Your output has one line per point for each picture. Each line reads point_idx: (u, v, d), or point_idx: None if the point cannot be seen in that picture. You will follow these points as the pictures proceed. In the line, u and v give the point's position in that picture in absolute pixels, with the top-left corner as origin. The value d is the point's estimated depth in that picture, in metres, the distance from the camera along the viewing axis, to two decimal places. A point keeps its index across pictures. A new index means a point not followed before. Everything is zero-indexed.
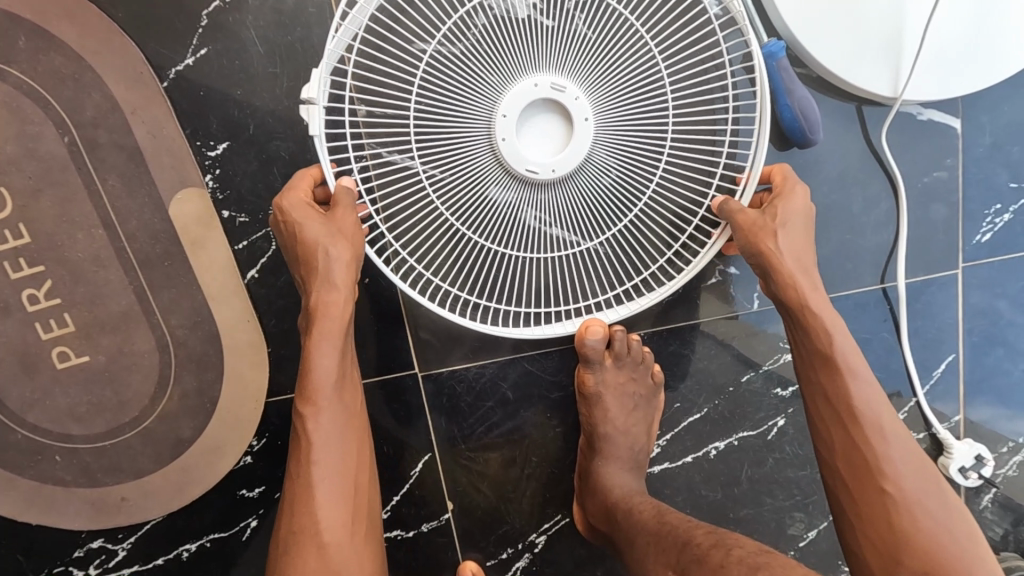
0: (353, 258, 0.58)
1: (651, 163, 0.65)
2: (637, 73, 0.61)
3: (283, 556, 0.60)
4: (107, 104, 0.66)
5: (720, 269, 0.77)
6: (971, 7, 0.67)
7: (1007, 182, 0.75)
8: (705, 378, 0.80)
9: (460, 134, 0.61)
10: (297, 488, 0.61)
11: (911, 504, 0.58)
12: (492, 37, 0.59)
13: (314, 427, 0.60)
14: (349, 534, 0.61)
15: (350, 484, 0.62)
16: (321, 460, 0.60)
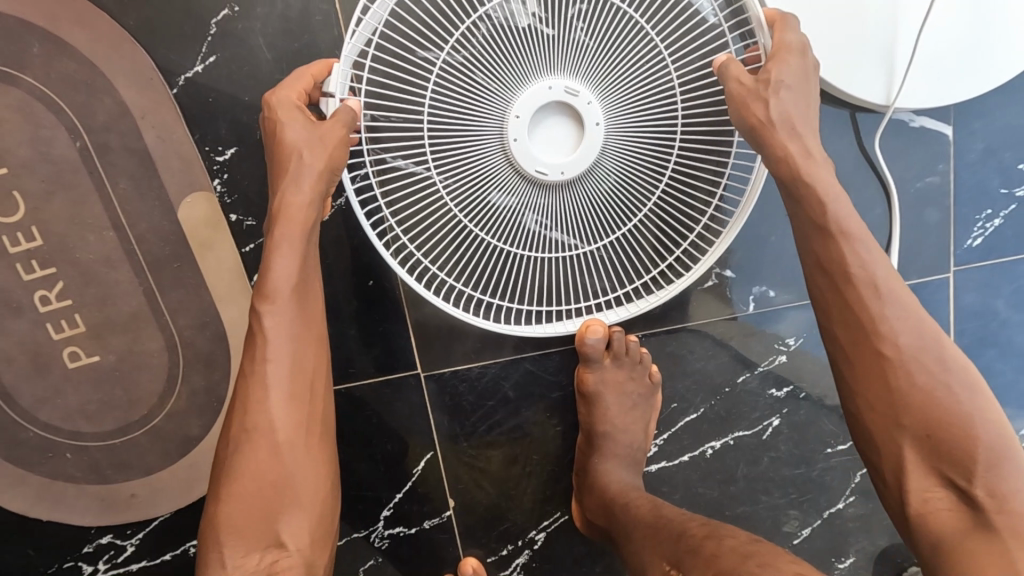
0: (329, 164, 0.55)
1: (656, 169, 0.67)
2: (648, 79, 0.63)
3: (227, 465, 0.57)
4: (118, 110, 0.68)
5: (717, 272, 0.79)
6: (961, 16, 0.68)
7: (998, 187, 0.77)
8: (702, 378, 0.81)
9: (472, 135, 0.63)
10: (245, 394, 0.57)
11: (909, 363, 0.55)
12: (509, 43, 0.61)
13: (267, 330, 0.56)
14: (301, 449, 0.58)
15: (304, 398, 0.58)
16: (270, 370, 0.56)
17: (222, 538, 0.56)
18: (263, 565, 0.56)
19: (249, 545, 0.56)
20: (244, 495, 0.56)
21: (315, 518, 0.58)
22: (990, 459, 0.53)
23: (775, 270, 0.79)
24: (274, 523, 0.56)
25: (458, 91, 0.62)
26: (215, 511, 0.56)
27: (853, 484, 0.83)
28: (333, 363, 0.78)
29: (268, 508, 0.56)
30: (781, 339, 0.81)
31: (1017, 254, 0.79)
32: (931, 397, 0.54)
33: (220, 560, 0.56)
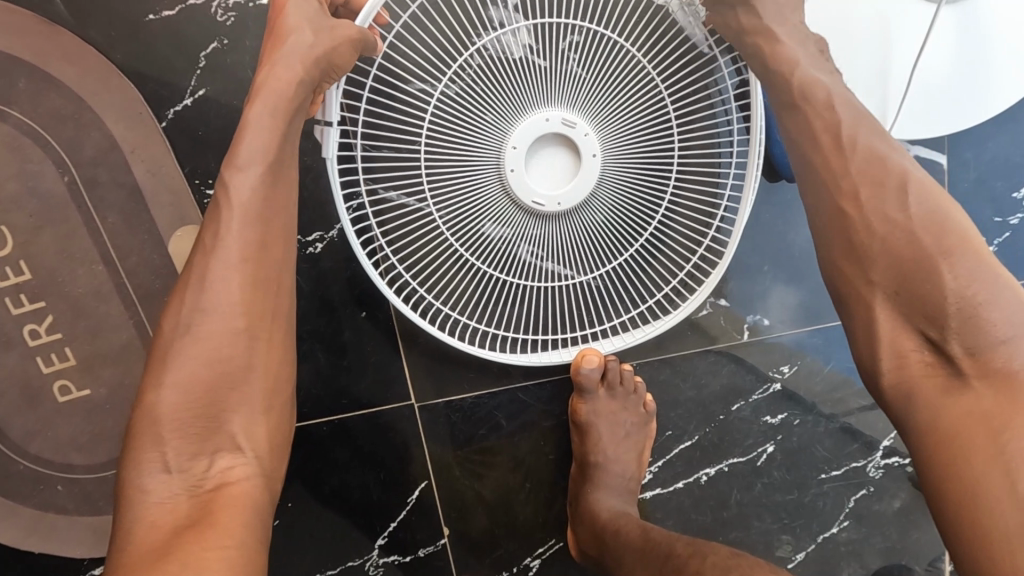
0: (320, 49, 0.50)
1: (653, 200, 0.66)
2: (646, 112, 0.63)
3: (173, 354, 0.47)
4: (107, 144, 0.67)
5: (711, 301, 0.79)
6: (955, 49, 0.68)
7: (992, 216, 0.77)
8: (696, 407, 0.81)
9: (468, 166, 0.63)
10: (201, 274, 0.48)
11: (871, 219, 0.50)
12: (508, 74, 0.61)
13: (231, 199, 0.48)
14: (263, 345, 0.49)
15: (272, 285, 0.50)
16: (239, 248, 0.48)
17: (161, 437, 0.46)
18: (210, 473, 0.47)
19: (195, 449, 0.46)
20: (192, 388, 0.46)
21: (271, 422, 0.50)
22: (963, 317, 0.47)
23: (768, 300, 0.80)
24: (224, 422, 0.48)
25: (456, 120, 0.61)
26: (152, 409, 0.46)
27: (846, 508, 0.83)
28: (327, 394, 0.78)
29: (218, 405, 0.47)
30: (774, 367, 0.81)
31: None
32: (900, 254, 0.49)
33: (156, 468, 0.45)
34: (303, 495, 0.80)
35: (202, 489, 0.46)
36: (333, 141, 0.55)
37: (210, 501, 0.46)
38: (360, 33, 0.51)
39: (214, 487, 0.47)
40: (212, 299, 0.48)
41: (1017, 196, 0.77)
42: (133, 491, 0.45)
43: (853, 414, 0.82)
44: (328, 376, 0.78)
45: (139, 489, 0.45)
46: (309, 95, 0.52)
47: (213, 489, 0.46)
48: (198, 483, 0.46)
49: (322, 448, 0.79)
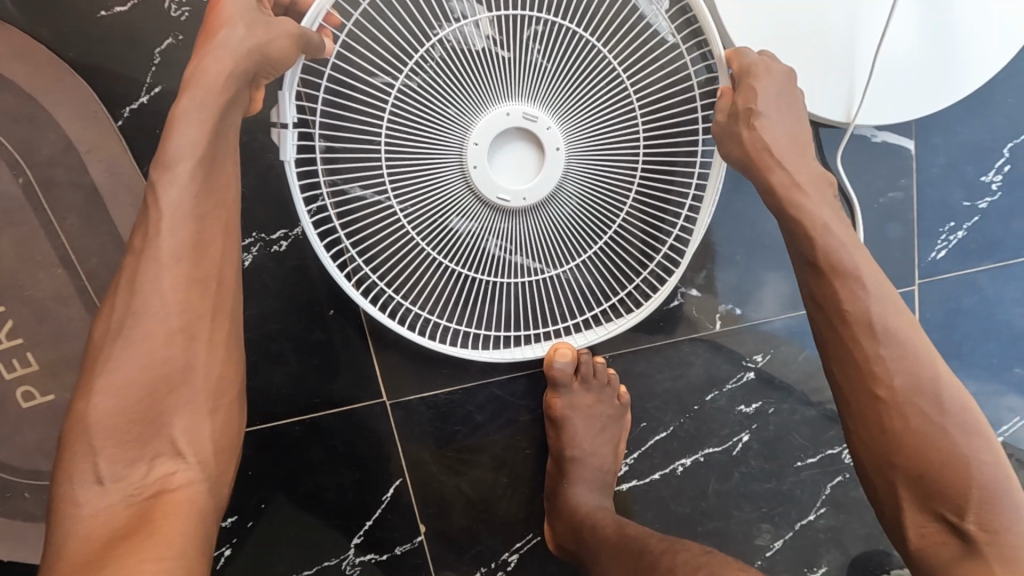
0: (254, 47, 0.49)
1: (621, 192, 0.65)
2: (610, 104, 0.62)
3: (105, 359, 0.46)
4: (62, 144, 0.66)
5: (682, 291, 0.79)
6: (919, 33, 0.68)
7: (961, 200, 0.77)
8: (670, 398, 0.81)
9: (430, 162, 0.62)
10: (135, 274, 0.47)
11: (895, 381, 0.53)
12: (468, 67, 0.59)
13: (162, 197, 0.47)
14: (202, 345, 0.49)
15: (210, 282, 0.49)
16: (171, 247, 0.47)
17: (94, 446, 0.45)
18: (148, 481, 0.46)
19: (131, 458, 0.46)
20: (127, 393, 0.46)
21: (215, 424, 0.49)
22: (987, 499, 0.51)
23: (740, 288, 0.79)
24: (163, 427, 0.47)
25: (415, 116, 0.60)
26: (83, 416, 0.45)
27: (823, 495, 0.83)
28: (297, 394, 0.77)
29: (156, 409, 0.47)
30: (748, 356, 0.81)
31: (981, 265, 0.79)
32: (931, 431, 0.52)
33: (89, 479, 0.45)
34: (277, 496, 0.79)
35: (140, 498, 0.46)
36: (290, 143, 0.55)
37: (149, 509, 0.45)
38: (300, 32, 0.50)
39: (153, 494, 0.46)
40: (146, 300, 0.47)
41: (985, 179, 0.77)
42: (67, 503, 0.45)
43: (828, 401, 0.82)
44: (297, 375, 0.77)
45: (72, 501, 0.44)
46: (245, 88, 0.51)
47: (153, 496, 0.46)
48: (136, 491, 0.46)
49: (295, 448, 0.78)
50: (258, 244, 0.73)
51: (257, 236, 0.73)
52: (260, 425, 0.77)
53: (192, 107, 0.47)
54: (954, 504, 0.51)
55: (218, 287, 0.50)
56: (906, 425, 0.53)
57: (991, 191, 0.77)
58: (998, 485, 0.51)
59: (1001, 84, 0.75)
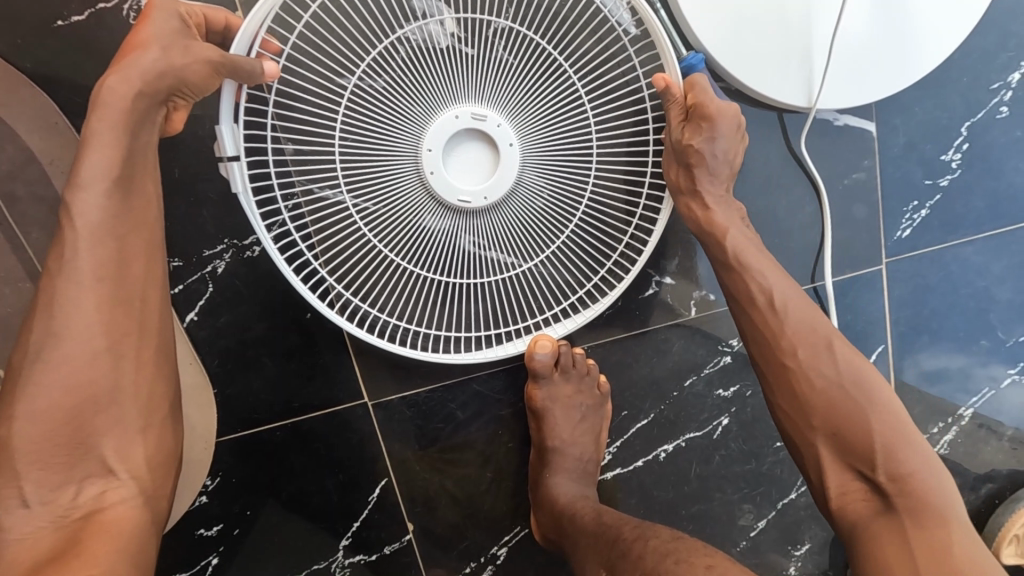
0: (174, 65, 0.49)
1: (578, 185, 0.70)
2: (557, 100, 0.66)
3: (27, 382, 0.47)
4: (23, 157, 0.65)
5: (656, 280, 0.80)
6: (875, 17, 0.69)
7: (923, 179, 0.79)
8: (650, 385, 0.82)
9: (388, 167, 0.65)
10: (52, 296, 0.48)
11: (808, 372, 0.62)
12: (416, 73, 0.64)
13: (78, 221, 0.48)
14: (129, 362, 0.50)
15: (132, 304, 0.51)
16: (91, 270, 0.48)
17: (18, 471, 0.46)
18: (80, 502, 0.49)
19: (58, 480, 0.48)
20: (50, 414, 0.47)
21: (147, 441, 0.52)
22: (890, 455, 0.58)
23: (713, 275, 0.81)
24: (91, 447, 0.49)
25: (371, 125, 0.64)
26: (5, 440, 0.46)
27: (803, 474, 0.85)
28: (277, 398, 0.77)
29: (81, 430, 0.48)
30: (724, 340, 0.82)
31: (945, 242, 0.81)
32: (836, 401, 0.61)
33: (16, 502, 0.46)
34: (263, 502, 0.79)
35: (72, 519, 0.48)
36: (241, 174, 0.57)
37: (80, 529, 0.48)
38: (227, 59, 0.50)
39: (83, 515, 0.49)
40: (71, 320, 0.48)
41: (945, 158, 0.79)
42: None
43: None
44: (276, 379, 0.77)
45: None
46: (159, 108, 0.51)
47: (84, 517, 0.49)
48: (65, 514, 0.48)
49: (279, 453, 0.78)
50: (230, 250, 0.73)
51: (230, 243, 0.73)
52: (242, 432, 0.77)
53: (107, 127, 0.47)
54: (863, 460, 0.59)
55: (140, 307, 0.51)
56: (817, 393, 0.61)
57: (952, 169, 0.79)
58: (895, 436, 0.59)
59: (956, 64, 0.77)
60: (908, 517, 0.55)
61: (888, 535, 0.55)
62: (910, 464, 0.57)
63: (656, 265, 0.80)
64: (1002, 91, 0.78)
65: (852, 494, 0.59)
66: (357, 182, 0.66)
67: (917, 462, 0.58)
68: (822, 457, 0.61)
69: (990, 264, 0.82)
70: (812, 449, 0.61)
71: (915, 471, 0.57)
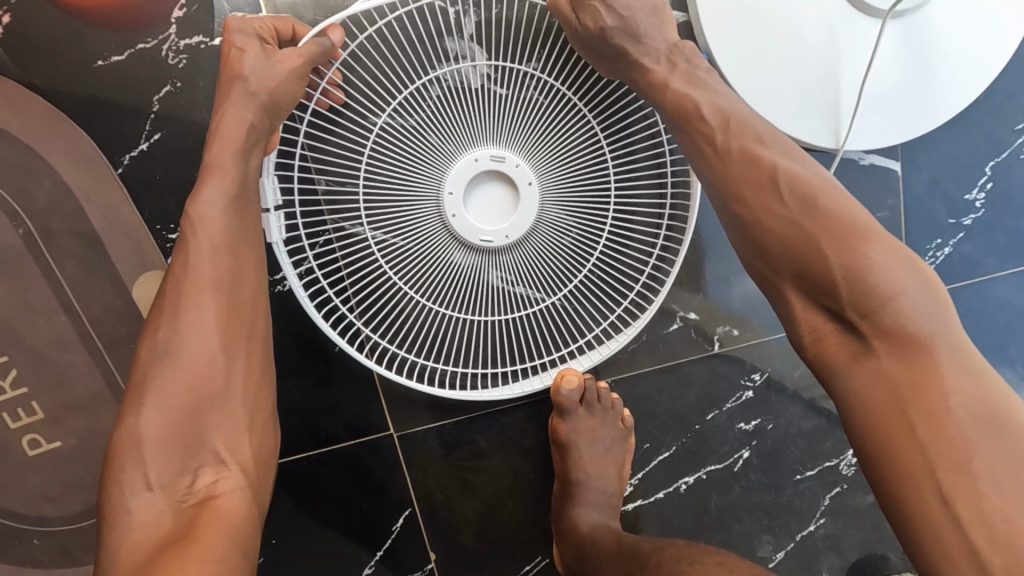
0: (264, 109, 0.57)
1: (598, 221, 0.70)
2: (574, 139, 0.67)
3: (155, 380, 0.51)
4: (61, 193, 0.66)
5: (681, 316, 0.81)
6: (906, 58, 0.69)
7: (946, 218, 0.80)
8: (673, 417, 0.83)
9: (411, 208, 0.67)
10: (178, 300, 0.53)
11: (760, 213, 0.55)
12: (438, 117, 0.65)
13: (203, 228, 0.55)
14: (240, 363, 0.54)
15: (244, 309, 0.56)
16: (212, 275, 0.54)
17: (143, 458, 0.49)
18: (195, 489, 0.50)
19: (178, 468, 0.50)
20: (171, 407, 0.50)
21: (253, 435, 0.54)
22: (859, 282, 0.50)
23: (736, 311, 0.81)
24: (205, 439, 0.51)
25: (393, 167, 0.66)
26: (134, 431, 0.49)
27: (822, 506, 0.85)
28: (305, 428, 0.78)
29: (195, 422, 0.51)
30: (746, 375, 0.83)
31: (966, 279, 0.81)
32: (797, 243, 0.52)
33: (140, 486, 0.49)
34: (287, 531, 0.80)
35: (189, 504, 0.50)
36: (276, 224, 0.61)
37: (194, 515, 0.49)
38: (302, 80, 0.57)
39: (200, 501, 0.50)
40: (189, 320, 0.53)
41: (969, 197, 0.79)
42: (120, 512, 0.48)
43: (825, 415, 0.84)
44: (303, 410, 0.78)
45: (124, 507, 0.48)
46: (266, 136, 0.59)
47: (199, 503, 0.50)
48: (182, 498, 0.49)
49: (305, 482, 0.79)
50: None
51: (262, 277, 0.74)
52: None
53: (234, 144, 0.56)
54: (829, 293, 0.51)
55: (251, 312, 0.56)
56: (772, 239, 0.54)
57: (975, 208, 0.80)
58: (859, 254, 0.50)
59: (981, 105, 0.77)
60: (890, 351, 0.49)
61: (873, 377, 0.49)
62: (886, 276, 0.49)
63: (680, 300, 0.81)
64: None
65: (826, 331, 0.52)
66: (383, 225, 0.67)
67: (895, 276, 0.50)
68: (792, 305, 0.54)
69: (1011, 301, 0.82)
70: (793, 313, 0.54)
71: (893, 287, 0.49)
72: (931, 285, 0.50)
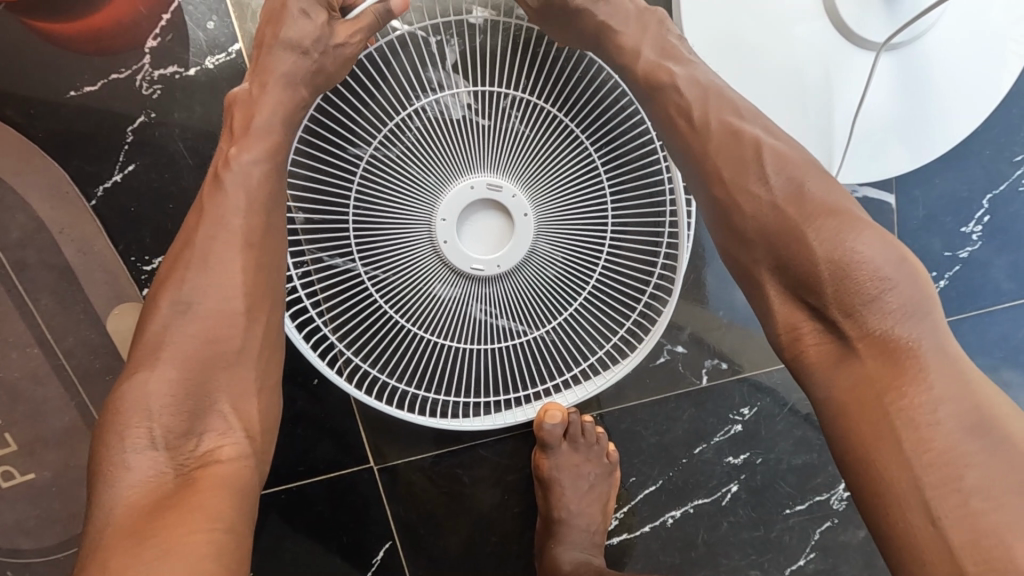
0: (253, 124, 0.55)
1: (592, 253, 0.68)
2: (574, 168, 0.65)
3: (172, 328, 0.49)
4: (34, 226, 0.65)
5: (668, 348, 0.79)
6: (904, 90, 0.67)
7: (942, 251, 0.78)
8: (658, 452, 0.81)
9: (400, 235, 0.65)
10: (204, 247, 0.52)
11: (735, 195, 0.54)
12: (435, 142, 0.63)
13: (233, 171, 0.54)
14: (260, 326, 0.52)
15: (271, 269, 0.54)
16: (240, 230, 0.52)
17: (150, 411, 0.47)
18: (196, 453, 0.48)
19: (184, 429, 0.48)
20: (184, 366, 0.49)
21: (263, 403, 0.52)
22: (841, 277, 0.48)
23: (725, 344, 0.80)
24: (214, 400, 0.50)
25: (384, 193, 0.64)
26: (142, 385, 0.48)
27: (812, 541, 0.83)
28: (284, 460, 0.77)
29: (205, 383, 0.49)
30: (734, 409, 0.81)
31: (962, 313, 0.80)
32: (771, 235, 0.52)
33: (143, 443, 0.47)
34: (265, 562, 0.79)
35: (187, 469, 0.48)
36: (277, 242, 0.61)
37: (195, 478, 0.47)
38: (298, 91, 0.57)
39: (202, 464, 0.48)
40: (206, 270, 0.51)
41: (965, 230, 0.77)
42: (118, 468, 0.46)
43: (814, 451, 0.82)
44: (282, 441, 0.76)
45: (123, 465, 0.46)
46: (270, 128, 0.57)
47: (200, 467, 0.48)
48: (184, 462, 0.48)
49: (283, 513, 0.78)
50: None
51: None
52: None
53: (274, 89, 0.56)
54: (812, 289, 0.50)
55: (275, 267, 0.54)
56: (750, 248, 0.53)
57: (972, 241, 0.78)
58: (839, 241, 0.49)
59: (977, 137, 0.75)
60: (882, 362, 0.47)
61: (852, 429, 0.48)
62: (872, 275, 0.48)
63: (668, 333, 0.79)
64: None
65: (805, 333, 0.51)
66: (369, 252, 0.66)
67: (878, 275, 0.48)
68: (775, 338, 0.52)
69: (1007, 336, 0.80)
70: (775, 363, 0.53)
71: (880, 286, 0.48)
72: (924, 288, 0.48)
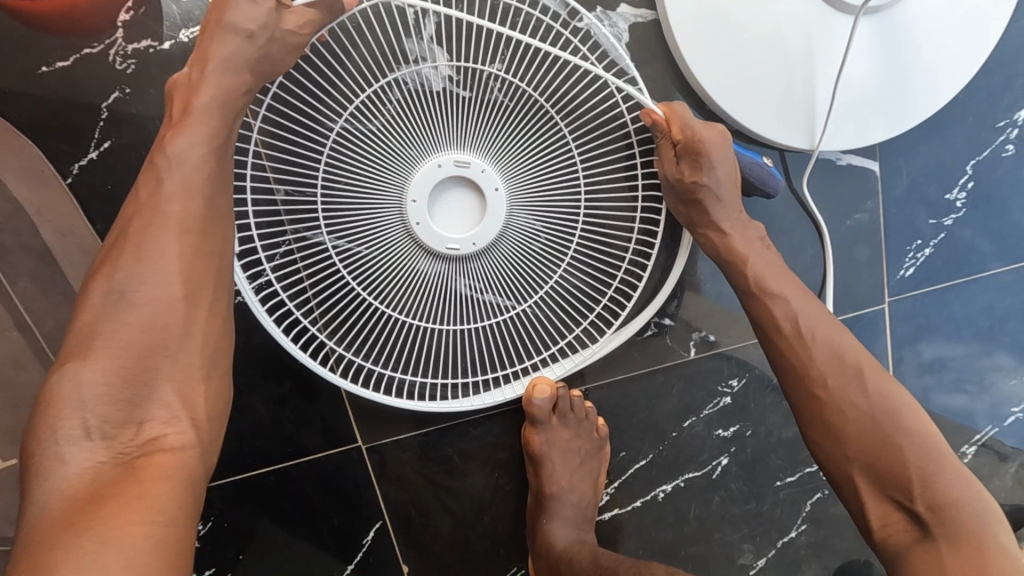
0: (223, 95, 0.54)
1: (567, 226, 0.68)
2: (543, 141, 0.65)
3: (111, 316, 0.48)
4: (8, 207, 0.63)
5: (655, 321, 0.79)
6: (885, 56, 0.67)
7: (927, 219, 0.78)
8: (648, 427, 0.81)
9: (372, 215, 0.64)
10: (141, 235, 0.51)
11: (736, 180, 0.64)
12: (399, 120, 0.62)
13: (173, 159, 0.52)
14: (202, 314, 0.52)
15: (212, 254, 0.53)
16: (179, 219, 0.51)
17: (84, 400, 0.46)
18: (138, 441, 0.47)
19: (122, 418, 0.47)
20: (123, 355, 0.48)
21: (209, 390, 0.52)
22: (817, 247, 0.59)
23: (714, 316, 0.79)
24: (154, 388, 0.49)
25: (353, 172, 0.63)
26: (75, 375, 0.46)
27: (804, 512, 0.84)
28: (271, 442, 0.76)
29: (147, 370, 0.49)
30: (723, 382, 0.81)
31: (948, 281, 0.80)
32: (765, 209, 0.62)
33: (77, 433, 0.45)
34: (254, 546, 0.78)
35: (129, 458, 0.47)
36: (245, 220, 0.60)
37: (137, 466, 0.46)
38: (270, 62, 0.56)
39: (143, 454, 0.47)
40: (144, 259, 0.50)
41: (949, 197, 0.77)
42: (50, 459, 0.44)
43: None
44: (269, 423, 0.76)
45: (58, 456, 0.44)
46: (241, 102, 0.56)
47: (142, 455, 0.47)
48: (125, 451, 0.47)
49: (272, 497, 0.77)
50: None
51: None
52: (233, 477, 0.76)
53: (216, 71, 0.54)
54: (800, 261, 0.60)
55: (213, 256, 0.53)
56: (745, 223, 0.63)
57: (956, 208, 0.78)
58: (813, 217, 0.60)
59: (960, 103, 0.75)
60: None
61: None
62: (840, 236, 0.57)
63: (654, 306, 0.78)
64: (1008, 129, 0.76)
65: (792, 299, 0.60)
66: (343, 232, 0.65)
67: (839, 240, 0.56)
68: None
69: (994, 303, 0.80)
70: None
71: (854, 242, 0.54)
72: None
